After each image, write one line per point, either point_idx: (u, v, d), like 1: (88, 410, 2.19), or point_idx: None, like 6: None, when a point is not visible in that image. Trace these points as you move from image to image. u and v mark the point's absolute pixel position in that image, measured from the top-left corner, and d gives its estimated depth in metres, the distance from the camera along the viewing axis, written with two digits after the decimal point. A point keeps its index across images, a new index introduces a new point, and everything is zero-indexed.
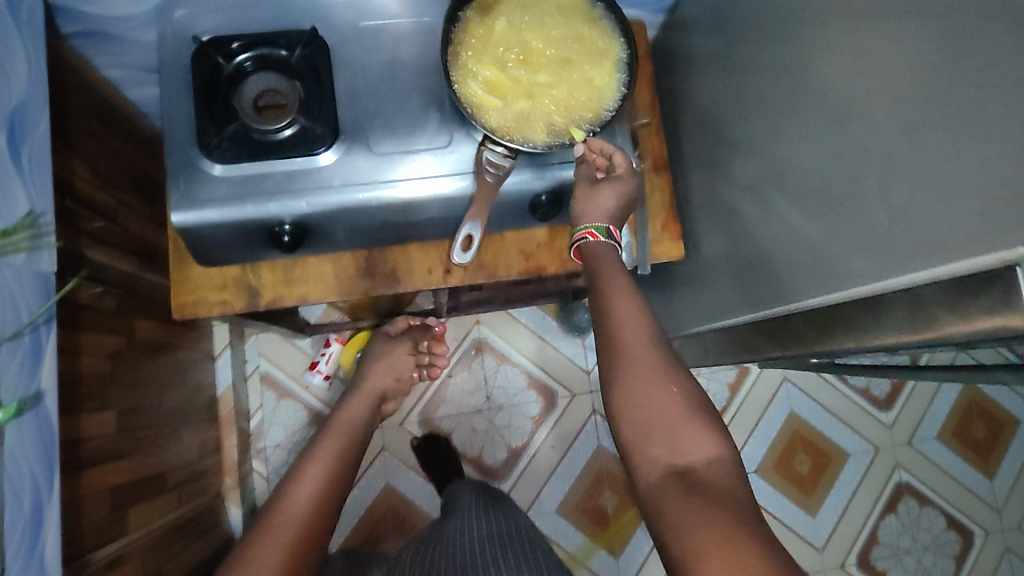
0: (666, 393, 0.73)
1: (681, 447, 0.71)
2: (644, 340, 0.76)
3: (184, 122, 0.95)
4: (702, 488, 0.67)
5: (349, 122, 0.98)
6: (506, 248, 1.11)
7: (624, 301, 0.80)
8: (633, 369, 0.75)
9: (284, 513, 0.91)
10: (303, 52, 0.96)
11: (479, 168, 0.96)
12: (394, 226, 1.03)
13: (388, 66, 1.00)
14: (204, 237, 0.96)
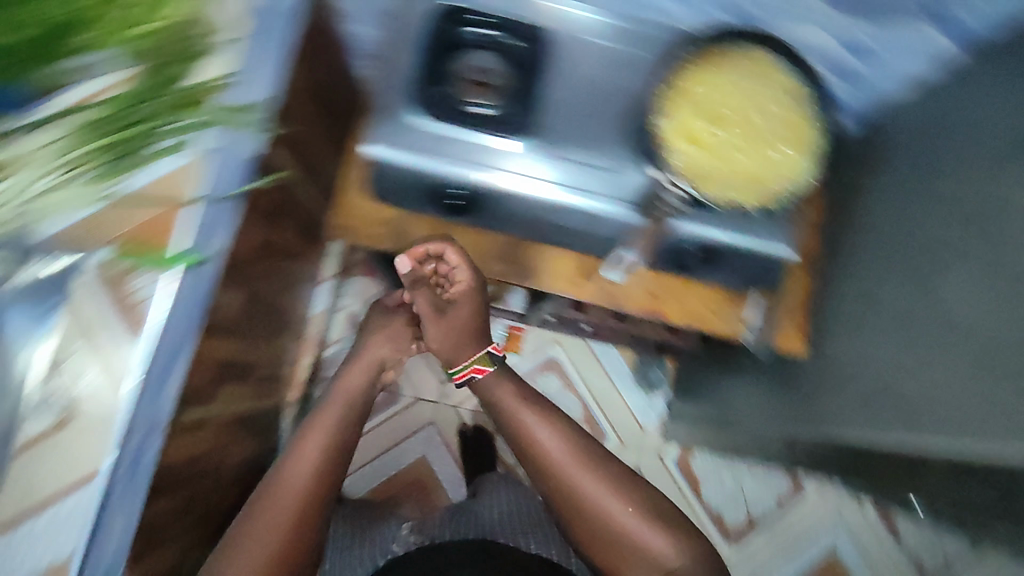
0: (600, 496, 1.07)
1: (621, 530, 1.05)
2: (569, 453, 1.09)
3: (403, 68, 1.02)
4: (640, 554, 1.04)
5: (540, 120, 1.05)
6: (638, 284, 1.16)
7: (543, 432, 1.11)
8: (568, 489, 1.08)
9: (283, 489, 1.05)
10: (524, 44, 1.04)
11: (648, 203, 1.01)
12: (542, 224, 1.11)
13: (594, 83, 1.06)
14: (387, 176, 1.06)
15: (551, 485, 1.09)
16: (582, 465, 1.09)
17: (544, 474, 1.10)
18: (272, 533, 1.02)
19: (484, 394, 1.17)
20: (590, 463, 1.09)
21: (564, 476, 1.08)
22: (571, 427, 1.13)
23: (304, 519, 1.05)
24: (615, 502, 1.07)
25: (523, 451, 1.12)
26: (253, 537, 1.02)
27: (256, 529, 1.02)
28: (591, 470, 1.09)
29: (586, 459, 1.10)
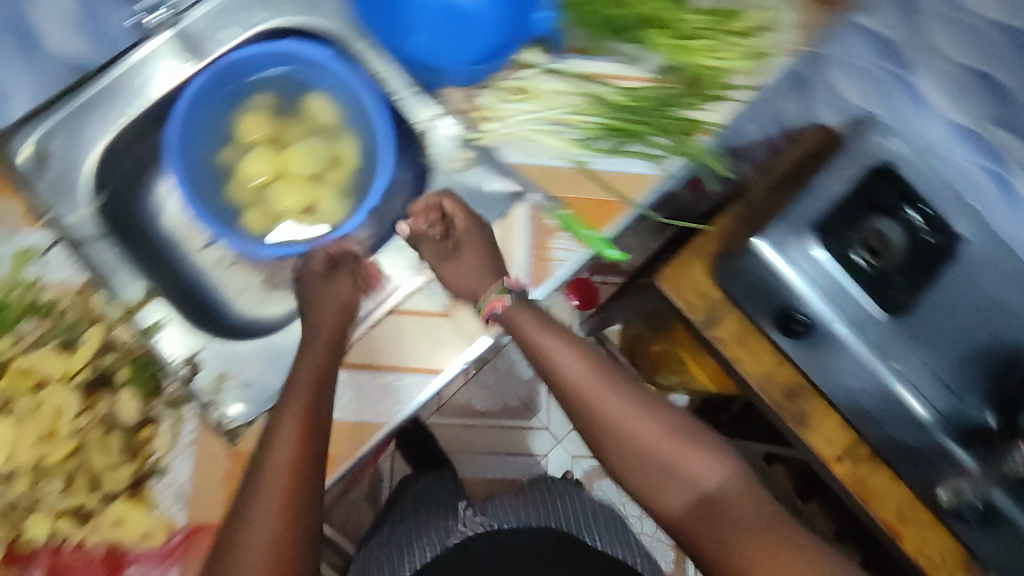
0: (681, 451, 0.83)
1: (685, 481, 0.82)
2: (597, 381, 0.84)
3: (823, 199, 1.00)
4: (728, 516, 0.79)
5: (920, 310, 1.00)
6: (888, 485, 1.08)
7: (629, 412, 0.84)
8: (638, 451, 0.83)
9: (272, 469, 0.72)
10: (946, 238, 1.00)
11: (1001, 452, 0.98)
12: (857, 396, 1.05)
13: (988, 313, 0.99)
14: (752, 275, 1.04)
15: (588, 417, 0.84)
16: (631, 402, 0.85)
17: (592, 435, 0.85)
18: (264, 521, 0.70)
19: (522, 328, 0.82)
20: (648, 409, 0.85)
21: (607, 412, 0.83)
22: (605, 365, 0.86)
23: (304, 497, 0.72)
24: (696, 464, 0.82)
25: (577, 402, 0.84)
26: (241, 537, 0.69)
27: (248, 518, 0.70)
28: (649, 418, 0.84)
29: (649, 415, 0.85)
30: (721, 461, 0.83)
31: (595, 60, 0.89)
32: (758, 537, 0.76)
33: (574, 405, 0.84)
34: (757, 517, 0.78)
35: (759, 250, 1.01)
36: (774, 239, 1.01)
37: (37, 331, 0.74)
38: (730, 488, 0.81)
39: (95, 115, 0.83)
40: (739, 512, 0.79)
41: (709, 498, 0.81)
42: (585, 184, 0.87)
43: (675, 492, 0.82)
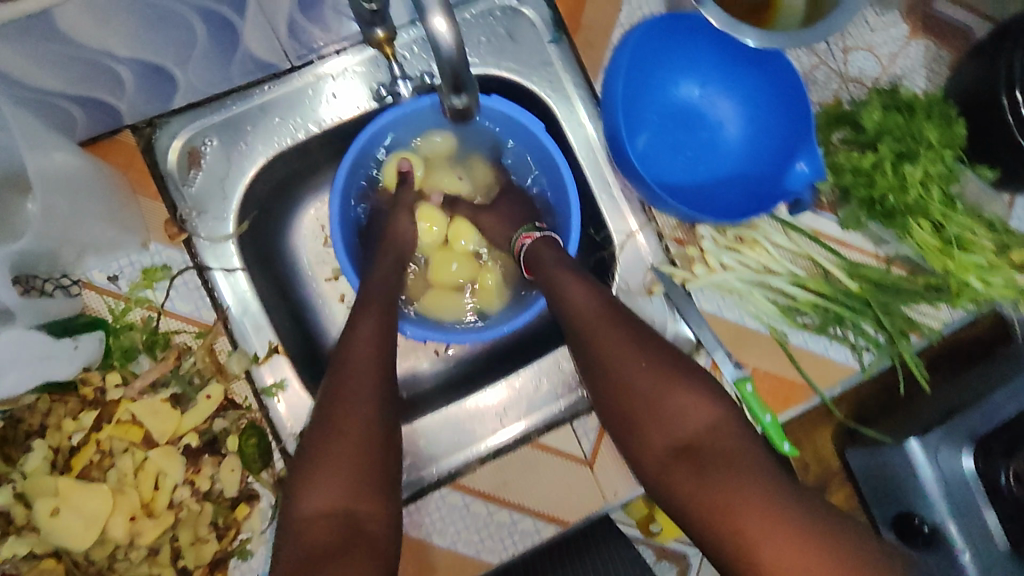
0: (666, 386, 0.64)
1: (680, 433, 0.63)
2: (607, 317, 0.67)
3: (987, 414, 0.79)
4: (712, 459, 0.61)
5: None
6: None
7: (630, 364, 0.65)
8: (629, 393, 0.65)
9: (353, 365, 0.64)
10: None
11: None
12: None
13: None
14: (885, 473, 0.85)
15: (585, 352, 0.68)
16: (625, 318, 0.68)
17: (598, 386, 0.67)
18: (360, 411, 0.61)
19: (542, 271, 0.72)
20: (633, 330, 0.67)
21: (590, 316, 0.68)
22: (617, 309, 0.68)
23: (383, 409, 0.62)
24: (676, 395, 0.64)
25: (572, 330, 0.69)
26: (329, 418, 0.61)
27: (335, 405, 0.61)
28: (645, 362, 0.66)
29: (646, 352, 0.66)
30: (710, 396, 0.64)
31: (827, 218, 0.77)
32: (761, 499, 0.57)
33: (567, 325, 0.69)
34: (772, 485, 0.58)
35: (911, 455, 0.79)
36: (929, 446, 0.79)
37: (152, 375, 0.65)
38: (723, 429, 0.63)
39: (259, 124, 0.71)
40: (730, 461, 0.60)
41: (691, 438, 0.62)
42: (780, 359, 0.76)
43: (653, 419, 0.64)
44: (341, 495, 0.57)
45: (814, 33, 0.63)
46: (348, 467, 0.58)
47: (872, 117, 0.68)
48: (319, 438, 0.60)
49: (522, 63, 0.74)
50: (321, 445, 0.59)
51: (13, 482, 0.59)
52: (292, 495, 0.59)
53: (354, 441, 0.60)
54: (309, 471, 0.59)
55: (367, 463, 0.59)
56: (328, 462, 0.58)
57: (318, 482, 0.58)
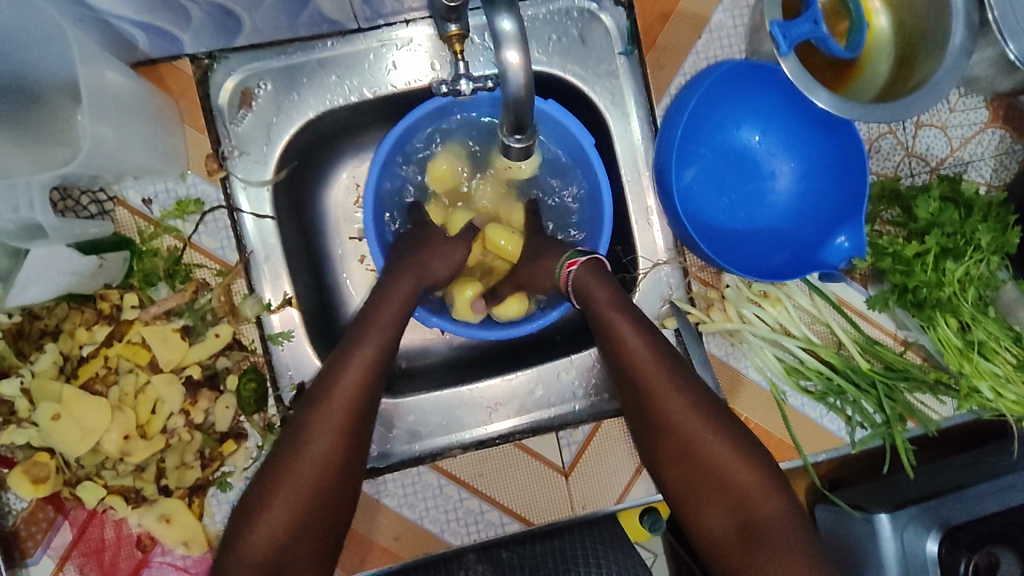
0: (722, 458, 0.65)
1: (727, 493, 0.65)
2: (667, 373, 0.66)
3: (952, 508, 0.81)
4: (764, 535, 0.63)
5: None
6: None
7: (692, 421, 0.65)
8: (684, 450, 0.65)
9: (342, 384, 0.62)
10: None
11: None
12: None
13: None
14: (849, 536, 0.87)
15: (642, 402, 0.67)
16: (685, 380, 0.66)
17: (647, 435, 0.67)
18: (327, 436, 0.60)
19: (593, 303, 0.67)
20: (690, 382, 0.66)
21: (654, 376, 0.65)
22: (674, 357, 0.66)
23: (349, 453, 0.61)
24: (734, 462, 0.65)
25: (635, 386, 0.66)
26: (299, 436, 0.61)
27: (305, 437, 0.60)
28: (710, 424, 0.65)
29: (705, 411, 0.66)
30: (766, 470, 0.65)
31: (856, 290, 0.77)
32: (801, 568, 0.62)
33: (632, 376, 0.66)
34: (805, 549, 0.63)
35: (878, 529, 0.80)
36: (896, 524, 0.80)
37: (167, 304, 0.67)
38: (770, 509, 0.64)
39: (317, 78, 0.71)
40: (770, 533, 0.63)
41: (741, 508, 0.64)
42: (773, 416, 0.77)
43: (702, 480, 0.65)
44: (288, 524, 0.58)
45: (894, 110, 0.65)
46: (297, 498, 0.59)
47: (927, 207, 0.68)
48: (282, 459, 0.60)
49: (588, 70, 0.74)
50: (282, 465, 0.60)
51: (20, 375, 0.63)
52: (247, 509, 0.59)
53: (313, 470, 0.60)
54: (263, 493, 0.59)
55: (320, 495, 0.60)
56: (283, 489, 0.59)
57: (270, 504, 0.58)
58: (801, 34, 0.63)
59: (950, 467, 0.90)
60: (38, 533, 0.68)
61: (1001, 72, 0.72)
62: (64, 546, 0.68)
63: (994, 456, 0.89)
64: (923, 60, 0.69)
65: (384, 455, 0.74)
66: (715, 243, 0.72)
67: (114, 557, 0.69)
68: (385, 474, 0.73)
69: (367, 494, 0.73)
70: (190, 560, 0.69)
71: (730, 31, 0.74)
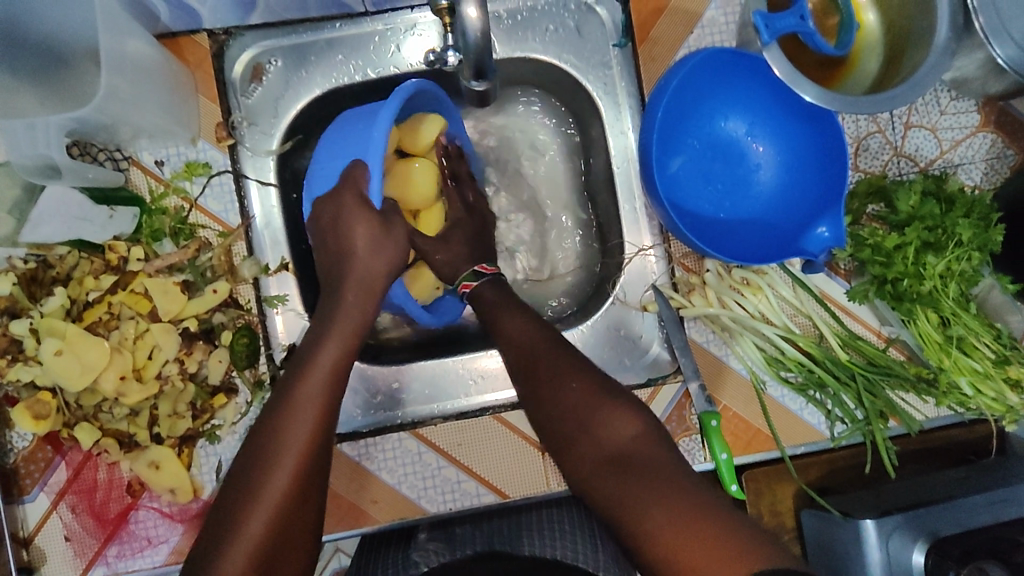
0: (596, 405, 0.60)
1: (600, 439, 0.59)
2: (541, 345, 0.65)
3: (937, 519, 0.81)
4: (637, 469, 0.56)
5: None
6: None
7: (565, 380, 0.62)
8: (564, 411, 0.61)
9: (276, 427, 0.57)
10: None
11: None
12: None
13: None
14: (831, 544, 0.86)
15: (525, 375, 0.64)
16: (559, 347, 0.65)
17: (535, 411, 0.63)
18: (296, 438, 0.56)
19: (484, 303, 0.71)
20: (578, 356, 0.64)
21: (527, 342, 0.65)
22: (552, 337, 0.65)
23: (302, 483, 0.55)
24: (606, 410, 0.60)
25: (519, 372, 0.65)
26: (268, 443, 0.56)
27: (249, 466, 0.56)
28: (576, 374, 0.62)
29: (577, 366, 0.63)
30: (638, 416, 0.60)
31: (838, 284, 0.77)
32: (710, 524, 0.51)
33: (509, 360, 0.66)
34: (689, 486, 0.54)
35: (863, 537, 0.80)
36: (881, 532, 0.80)
37: (170, 258, 0.71)
38: (649, 445, 0.58)
39: (325, 56, 0.75)
40: (649, 467, 0.56)
41: (620, 455, 0.57)
42: (753, 407, 0.78)
43: (579, 435, 0.59)
44: (265, 534, 0.53)
45: (876, 102, 0.66)
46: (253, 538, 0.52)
47: (908, 200, 0.70)
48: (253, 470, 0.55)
49: (582, 59, 0.77)
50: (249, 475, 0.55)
51: (31, 316, 0.67)
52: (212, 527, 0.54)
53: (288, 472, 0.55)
54: (228, 509, 0.54)
55: (298, 492, 0.55)
56: (256, 497, 0.54)
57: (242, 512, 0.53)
58: (788, 26, 0.65)
59: (942, 478, 0.88)
60: (37, 471, 0.71)
61: (990, 75, 0.73)
62: (60, 485, 0.71)
63: (983, 470, 0.88)
64: (909, 57, 0.70)
65: (369, 420, 0.77)
66: (697, 228, 0.74)
67: (105, 498, 0.71)
68: (365, 436, 0.76)
69: (348, 455, 0.75)
70: (175, 507, 0.72)
71: (722, 28, 0.76)
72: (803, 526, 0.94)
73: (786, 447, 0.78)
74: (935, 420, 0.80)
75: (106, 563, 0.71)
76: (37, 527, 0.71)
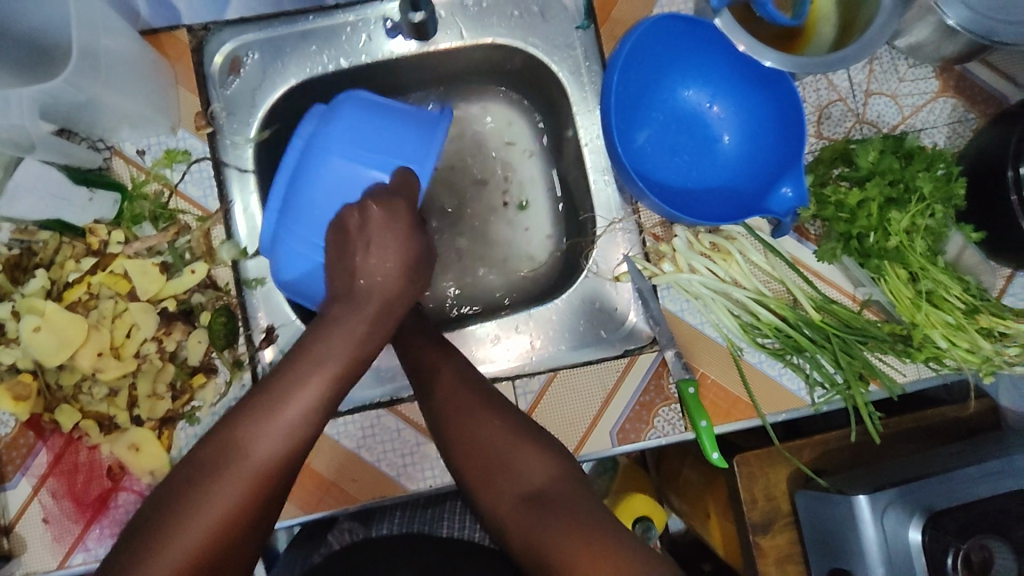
0: (515, 444, 0.62)
1: (520, 478, 0.61)
2: (457, 383, 0.66)
3: (932, 493, 0.77)
4: (558, 505, 0.58)
5: None
6: None
7: (485, 416, 0.64)
8: (484, 448, 0.62)
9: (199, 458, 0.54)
10: None
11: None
12: None
13: None
14: (824, 526, 0.83)
15: (442, 412, 0.65)
16: (477, 384, 0.66)
17: (451, 447, 0.64)
18: (229, 485, 0.53)
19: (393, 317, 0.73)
20: (493, 395, 0.66)
21: (444, 379, 0.66)
22: (466, 372, 0.67)
23: (230, 511, 0.52)
24: (525, 448, 0.62)
25: (433, 412, 0.66)
26: (198, 500, 0.52)
27: (168, 499, 0.53)
28: (496, 411, 0.64)
29: (498, 406, 0.65)
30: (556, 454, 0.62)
31: (809, 248, 0.78)
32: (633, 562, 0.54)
33: (424, 394, 0.67)
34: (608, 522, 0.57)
35: (857, 513, 0.77)
36: (876, 508, 0.77)
37: (150, 241, 0.73)
38: (570, 483, 0.60)
39: (298, 47, 0.79)
40: (571, 504, 0.58)
41: (540, 493, 0.60)
42: (730, 374, 0.77)
43: (498, 475, 0.61)
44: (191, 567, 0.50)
45: (828, 62, 0.68)
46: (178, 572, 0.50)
47: (867, 156, 0.71)
48: (176, 522, 0.51)
49: (546, 41, 0.80)
50: (166, 523, 0.51)
51: (13, 299, 0.70)
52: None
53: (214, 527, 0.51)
54: (143, 552, 0.50)
55: (226, 530, 0.52)
56: (179, 532, 0.51)
57: (157, 561, 0.50)
58: None
59: (933, 449, 0.86)
60: (18, 458, 0.72)
61: (943, 37, 0.75)
62: (42, 469, 0.71)
63: (974, 440, 0.86)
64: (860, 20, 0.72)
65: (349, 400, 0.78)
66: (664, 197, 0.75)
67: (85, 481, 0.72)
68: (343, 414, 0.76)
69: (327, 435, 0.75)
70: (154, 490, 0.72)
71: (681, 4, 0.78)
72: (798, 511, 0.87)
73: (768, 414, 0.78)
74: (917, 381, 0.79)
75: (86, 548, 0.71)
76: (18, 514, 0.71)
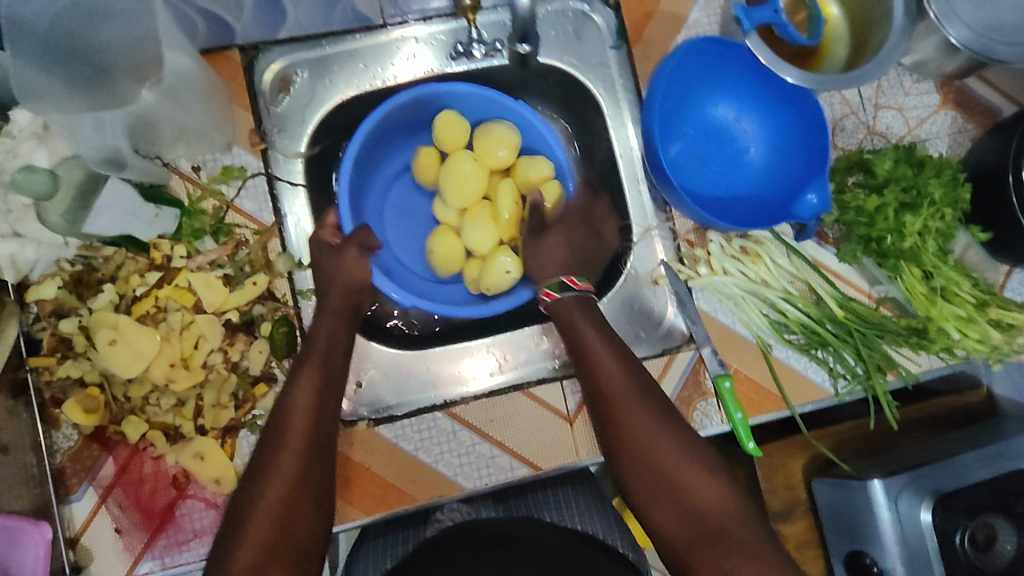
0: (690, 474, 0.64)
1: (695, 509, 0.63)
2: (635, 402, 0.68)
3: (942, 474, 0.82)
4: (728, 543, 0.61)
5: None
6: None
7: (663, 441, 0.66)
8: (659, 475, 0.64)
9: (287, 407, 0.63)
10: None
11: None
12: None
13: None
14: (842, 510, 0.88)
15: (618, 430, 0.67)
16: (653, 403, 0.68)
17: (625, 464, 0.66)
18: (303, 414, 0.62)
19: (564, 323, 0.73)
20: (668, 415, 0.67)
21: (623, 396, 0.68)
22: (647, 393, 0.68)
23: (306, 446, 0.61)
24: (699, 481, 0.64)
25: (609, 431, 0.68)
26: (264, 467, 0.59)
27: (268, 445, 0.61)
28: (673, 437, 0.66)
29: (674, 430, 0.66)
30: (729, 484, 0.64)
31: (828, 251, 0.85)
32: None
33: (602, 409, 0.68)
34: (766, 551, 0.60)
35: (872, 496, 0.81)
36: (890, 492, 0.81)
37: (211, 255, 0.75)
38: (741, 519, 0.63)
39: (347, 66, 0.82)
40: (741, 541, 0.61)
41: (711, 526, 0.62)
42: (761, 368, 0.83)
43: (672, 505, 0.64)
44: (283, 494, 0.58)
45: (848, 80, 0.74)
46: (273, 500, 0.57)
47: (884, 165, 0.77)
48: (254, 490, 0.58)
49: (582, 60, 0.85)
50: (260, 466, 0.60)
51: (81, 315, 0.72)
52: (227, 521, 0.58)
53: (281, 485, 0.58)
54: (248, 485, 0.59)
55: (306, 463, 0.60)
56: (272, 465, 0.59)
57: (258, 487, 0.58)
58: (764, 19, 0.73)
59: (941, 434, 0.93)
60: (83, 470, 0.73)
61: (945, 55, 0.82)
62: (108, 480, 0.73)
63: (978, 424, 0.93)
64: (873, 41, 0.79)
65: (404, 404, 0.81)
66: (699, 204, 0.81)
67: (151, 490, 0.73)
68: (400, 417, 0.80)
69: (386, 438, 0.78)
70: (222, 497, 0.73)
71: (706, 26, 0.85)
72: (814, 497, 0.93)
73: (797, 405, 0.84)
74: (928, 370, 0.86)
75: (154, 557, 0.72)
76: (84, 526, 0.72)
